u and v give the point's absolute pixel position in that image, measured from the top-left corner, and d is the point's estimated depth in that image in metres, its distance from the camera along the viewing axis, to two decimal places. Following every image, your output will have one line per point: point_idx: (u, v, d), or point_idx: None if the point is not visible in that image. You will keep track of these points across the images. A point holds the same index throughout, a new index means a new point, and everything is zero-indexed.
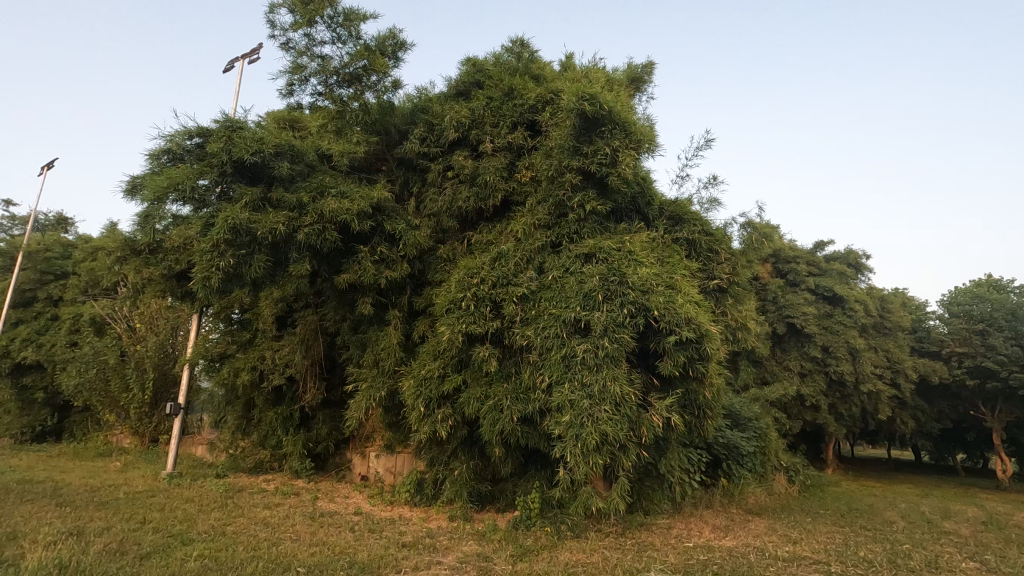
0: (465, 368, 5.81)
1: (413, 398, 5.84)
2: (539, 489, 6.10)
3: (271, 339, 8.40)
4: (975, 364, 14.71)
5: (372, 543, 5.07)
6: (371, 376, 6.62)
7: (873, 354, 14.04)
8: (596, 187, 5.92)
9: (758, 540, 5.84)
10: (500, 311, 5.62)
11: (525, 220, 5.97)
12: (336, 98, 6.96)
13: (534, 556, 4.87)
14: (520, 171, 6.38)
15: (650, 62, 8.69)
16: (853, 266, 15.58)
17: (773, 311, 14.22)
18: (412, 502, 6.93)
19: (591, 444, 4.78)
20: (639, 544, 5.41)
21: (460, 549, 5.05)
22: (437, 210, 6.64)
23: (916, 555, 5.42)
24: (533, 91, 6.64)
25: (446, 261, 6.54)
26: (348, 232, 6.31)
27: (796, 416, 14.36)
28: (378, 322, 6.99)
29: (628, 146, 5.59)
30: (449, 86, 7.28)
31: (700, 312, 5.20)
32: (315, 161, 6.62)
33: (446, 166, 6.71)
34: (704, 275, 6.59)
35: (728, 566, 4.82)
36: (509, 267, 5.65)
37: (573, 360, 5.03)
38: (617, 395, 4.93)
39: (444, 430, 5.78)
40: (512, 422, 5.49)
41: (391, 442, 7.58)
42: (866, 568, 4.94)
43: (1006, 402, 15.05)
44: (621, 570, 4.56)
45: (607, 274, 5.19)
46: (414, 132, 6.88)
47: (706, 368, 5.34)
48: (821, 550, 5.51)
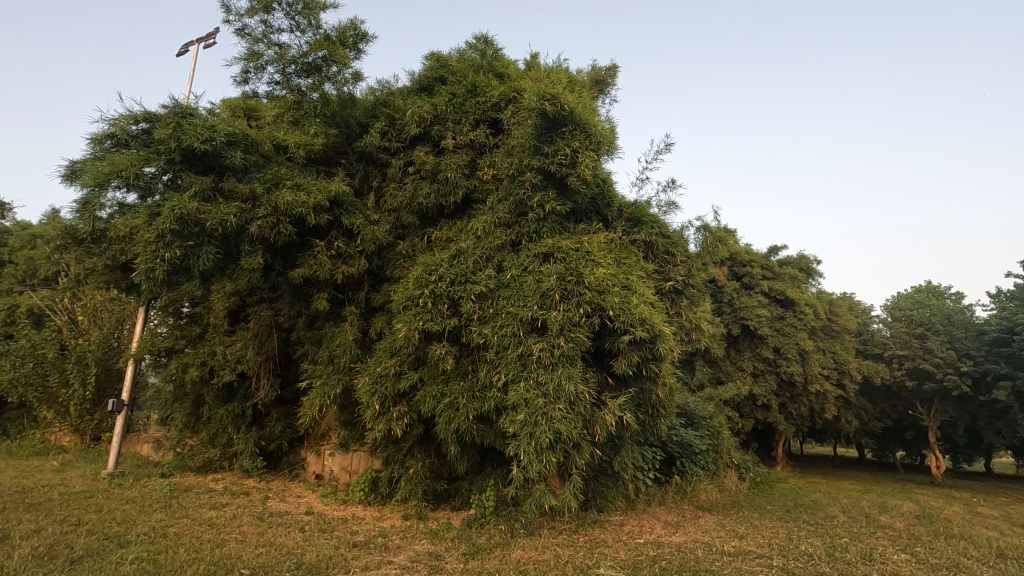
0: (421, 366, 5.75)
1: (368, 395, 5.75)
2: (494, 487, 6.11)
3: (222, 334, 8.13)
4: (914, 366, 15.49)
5: (322, 544, 4.96)
6: (326, 373, 6.49)
7: (821, 355, 14.59)
8: (556, 187, 5.95)
9: (707, 535, 6.00)
10: (458, 308, 5.59)
11: (485, 219, 5.96)
12: (293, 89, 6.74)
13: (486, 555, 4.87)
14: (481, 168, 6.37)
15: (613, 64, 8.81)
16: (804, 271, 16.16)
17: (728, 313, 14.68)
18: (367, 501, 6.84)
19: (544, 443, 4.80)
20: (591, 540, 5.48)
21: (412, 548, 5.00)
22: (397, 206, 6.56)
23: (852, 548, 5.68)
24: (496, 89, 6.64)
25: (405, 257, 6.46)
26: (303, 225, 6.18)
27: (749, 415, 14.81)
28: (334, 318, 6.84)
29: (588, 147, 5.65)
30: (413, 80, 7.20)
31: (654, 313, 5.30)
32: (270, 152, 6.45)
33: (407, 161, 6.62)
34: (661, 276, 6.72)
35: (675, 561, 4.93)
36: (468, 265, 5.63)
37: (529, 359, 5.06)
38: (572, 393, 4.98)
39: (399, 428, 5.73)
40: (467, 420, 5.48)
41: (346, 440, 7.45)
42: (806, 561, 5.14)
43: (941, 402, 15.91)
44: (572, 567, 4.60)
45: (564, 274, 5.23)
46: (375, 126, 6.79)
47: (659, 368, 5.47)
48: (765, 544, 5.71)
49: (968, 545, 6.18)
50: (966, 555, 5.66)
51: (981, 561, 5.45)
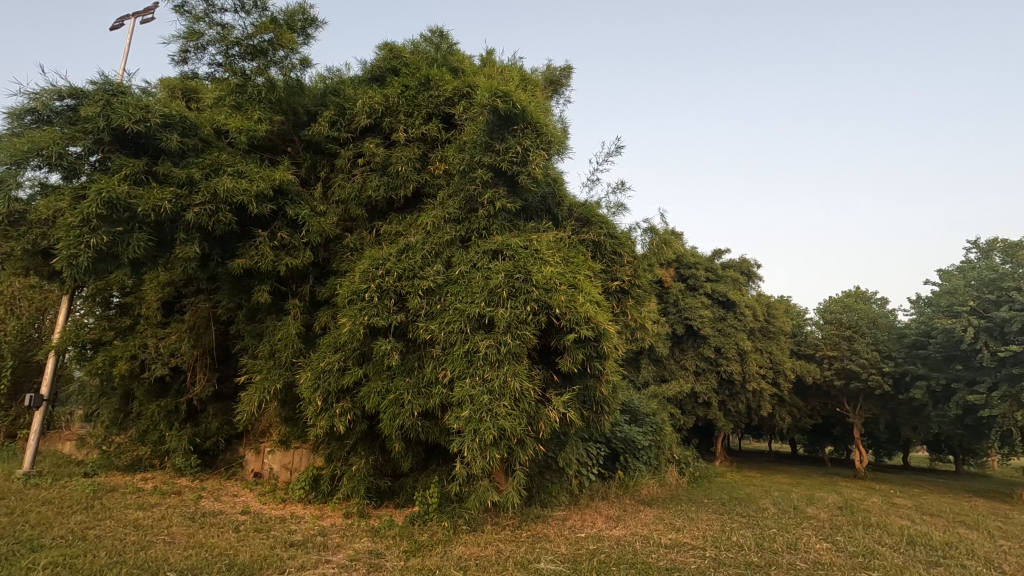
0: (366, 361, 5.65)
1: (310, 391, 5.61)
2: (438, 484, 6.08)
3: (156, 326, 7.74)
4: (842, 366, 16.44)
5: (257, 544, 4.81)
6: (266, 368, 6.28)
7: (759, 355, 15.26)
8: (507, 184, 5.97)
9: (645, 529, 6.18)
10: (405, 304, 5.52)
11: (435, 213, 5.89)
12: (236, 71, 6.49)
13: (428, 551, 4.85)
14: (433, 163, 6.32)
15: (568, 65, 8.90)
16: (745, 274, 16.80)
17: (674, 313, 15.14)
18: (307, 499, 6.67)
19: (488, 440, 4.83)
20: (533, 536, 5.54)
21: (351, 547, 4.91)
22: (345, 197, 6.40)
23: (780, 538, 5.99)
24: (449, 83, 6.59)
25: (352, 250, 6.31)
26: (245, 214, 5.93)
27: (690, 412, 15.33)
28: (276, 311, 6.63)
29: (538, 146, 5.71)
30: (365, 70, 7.04)
31: (599, 312, 5.39)
32: (210, 136, 6.17)
33: (357, 152, 6.47)
34: (608, 276, 6.86)
35: (613, 554, 5.05)
36: (416, 260, 5.57)
37: (476, 355, 5.07)
38: (517, 390, 5.01)
39: (342, 424, 5.60)
40: (412, 417, 5.43)
41: (287, 437, 7.25)
42: (736, 552, 5.38)
43: (866, 400, 16.96)
44: (512, 562, 4.64)
45: (512, 271, 5.25)
46: (323, 115, 6.59)
47: (603, 366, 5.56)
48: (699, 536, 5.94)
49: (882, 533, 6.63)
50: (881, 543, 6.07)
51: (893, 548, 5.85)
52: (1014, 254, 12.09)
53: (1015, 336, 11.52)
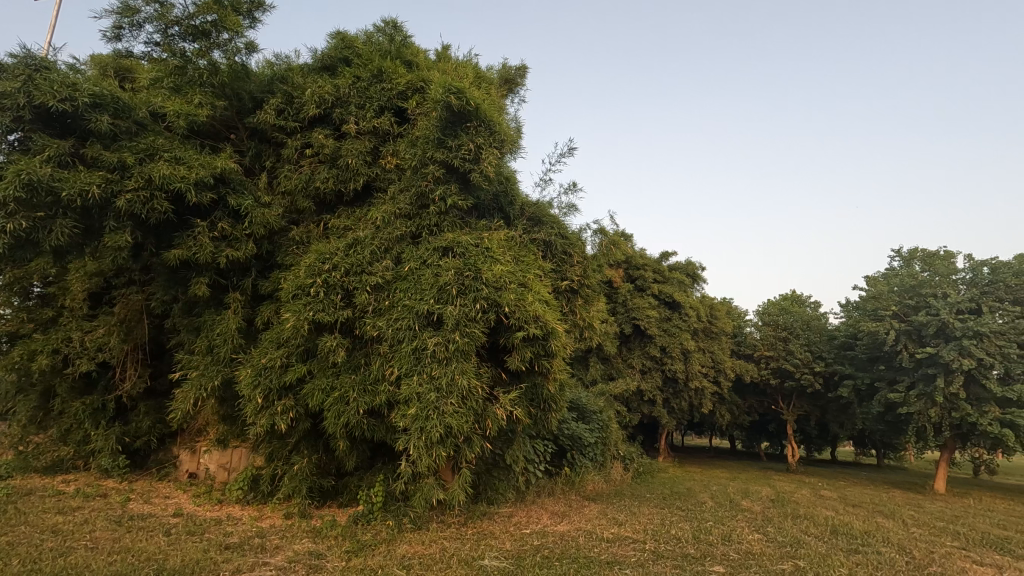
0: (311, 358, 5.50)
1: (250, 388, 5.42)
2: (383, 482, 6.00)
3: (81, 318, 7.26)
4: (778, 366, 17.28)
5: (190, 547, 4.61)
6: (203, 364, 6.02)
7: (701, 355, 15.82)
8: (459, 181, 5.95)
9: (589, 523, 6.32)
10: (352, 299, 5.40)
11: (385, 208, 5.80)
12: (176, 52, 6.16)
13: (371, 551, 4.78)
14: (384, 157, 6.21)
15: (523, 65, 8.95)
16: (690, 276, 17.35)
17: (622, 313, 15.47)
18: (245, 500, 6.44)
19: (434, 437, 4.82)
20: (479, 533, 5.57)
21: (291, 548, 4.78)
22: (291, 188, 6.19)
23: (715, 530, 6.25)
24: (403, 77, 6.51)
25: (298, 244, 6.13)
26: (182, 203, 5.66)
27: (636, 409, 15.73)
28: (215, 305, 6.36)
29: (491, 145, 5.72)
30: (315, 58, 6.84)
31: (548, 311, 5.46)
32: (146, 119, 5.85)
33: (305, 142, 6.27)
34: (558, 275, 6.98)
35: (557, 549, 5.13)
36: (364, 255, 5.47)
37: (424, 353, 5.03)
38: (464, 388, 5.00)
39: (283, 423, 5.44)
40: (357, 415, 5.33)
41: (225, 436, 6.97)
42: (673, 544, 5.58)
43: (799, 398, 18.01)
44: (456, 560, 4.64)
45: (462, 269, 5.24)
46: (269, 103, 6.36)
47: (550, 364, 5.64)
48: (640, 530, 6.12)
49: (809, 524, 7.03)
50: (807, 533, 6.44)
51: (818, 537, 6.22)
52: (932, 262, 13.07)
53: (931, 338, 12.45)
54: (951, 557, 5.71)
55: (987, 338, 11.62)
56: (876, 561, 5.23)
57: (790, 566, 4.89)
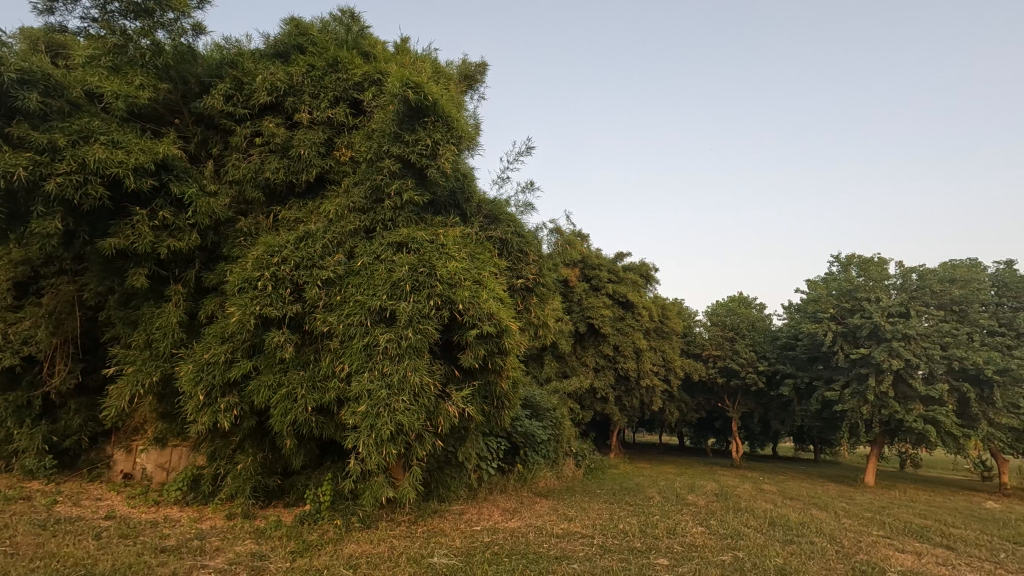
0: (257, 353, 5.32)
1: (190, 385, 5.19)
2: (332, 481, 5.88)
3: (5, 310, 6.76)
4: (724, 364, 17.94)
5: (122, 551, 4.39)
6: (141, 359, 5.73)
7: (653, 354, 16.22)
8: (415, 176, 5.89)
9: (540, 520, 6.39)
10: (302, 294, 5.27)
11: (338, 201, 5.67)
12: (115, 30, 5.81)
13: (316, 551, 4.68)
14: (339, 148, 6.08)
15: (483, 62, 8.93)
16: (644, 277, 17.74)
17: (578, 312, 15.67)
18: (184, 501, 6.18)
19: (384, 435, 4.76)
20: (429, 531, 5.54)
21: (232, 550, 4.63)
22: (239, 178, 5.95)
23: (661, 524, 6.44)
24: (359, 68, 6.39)
25: (245, 236, 5.91)
26: (120, 189, 5.37)
27: (589, 406, 16.01)
28: (155, 297, 6.06)
29: (448, 141, 5.70)
30: (267, 44, 6.61)
31: (502, 308, 5.48)
32: (80, 99, 5.52)
33: (255, 131, 6.05)
34: (513, 273, 7.03)
35: (507, 545, 5.17)
36: (316, 249, 5.33)
37: (375, 349, 4.96)
38: (416, 385, 4.96)
39: (227, 421, 5.25)
40: (305, 412, 5.21)
41: (163, 435, 6.67)
42: (621, 538, 5.71)
43: (744, 396, 18.76)
44: (405, 558, 4.60)
45: (416, 265, 5.19)
46: (217, 88, 6.07)
47: (503, 361, 5.66)
48: (589, 525, 6.23)
49: (749, 516, 7.34)
50: (747, 525, 6.72)
51: (757, 529, 6.50)
52: (867, 268, 13.68)
53: (864, 340, 13.17)
54: (876, 545, 6.07)
55: (914, 340, 12.39)
56: (809, 551, 5.51)
57: (730, 557, 5.09)
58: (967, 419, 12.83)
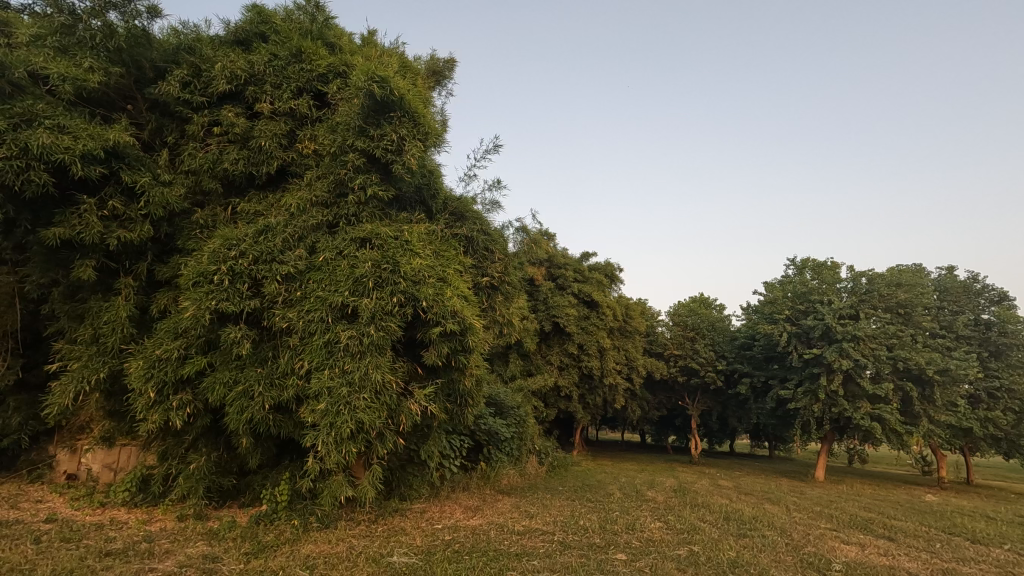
0: (212, 349, 5.16)
1: (141, 382, 4.99)
2: (289, 480, 5.76)
3: None
4: (685, 364, 18.35)
5: (64, 555, 4.20)
6: (87, 354, 5.48)
7: (616, 352, 16.46)
8: (380, 171, 5.81)
9: (501, 517, 6.41)
10: (260, 289, 5.13)
11: (300, 195, 5.54)
12: (63, 9, 5.56)
13: (272, 552, 4.58)
14: (301, 141, 5.96)
15: (452, 58, 8.87)
16: (608, 277, 17.97)
17: (543, 310, 15.78)
18: (132, 503, 5.93)
19: (344, 433, 4.70)
20: (390, 530, 5.50)
21: (183, 552, 4.49)
22: (195, 167, 5.74)
23: (620, 520, 6.55)
24: (324, 59, 6.27)
25: (201, 228, 5.72)
26: (66, 176, 5.11)
27: (553, 404, 16.14)
28: (103, 290, 5.80)
29: (415, 136, 5.65)
30: (227, 30, 6.40)
31: (466, 306, 5.47)
32: (23, 80, 5.26)
33: (213, 120, 5.84)
34: (478, 271, 7.03)
35: (468, 543, 5.17)
36: (276, 243, 5.19)
37: (336, 346, 4.88)
38: (378, 382, 4.91)
39: (179, 419, 5.07)
40: (262, 410, 5.09)
41: (111, 434, 6.42)
42: (581, 534, 5.79)
43: (703, 394, 19.24)
44: (364, 558, 4.54)
45: (380, 261, 5.12)
46: (173, 74, 5.83)
47: (467, 360, 5.65)
48: (550, 522, 6.29)
49: (705, 511, 7.55)
50: (703, 520, 6.91)
51: (712, 524, 6.69)
52: (820, 271, 14.20)
53: (817, 341, 13.69)
54: (823, 538, 6.34)
55: (863, 341, 12.95)
56: (760, 544, 5.71)
57: (685, 552, 5.23)
58: (910, 416, 13.48)
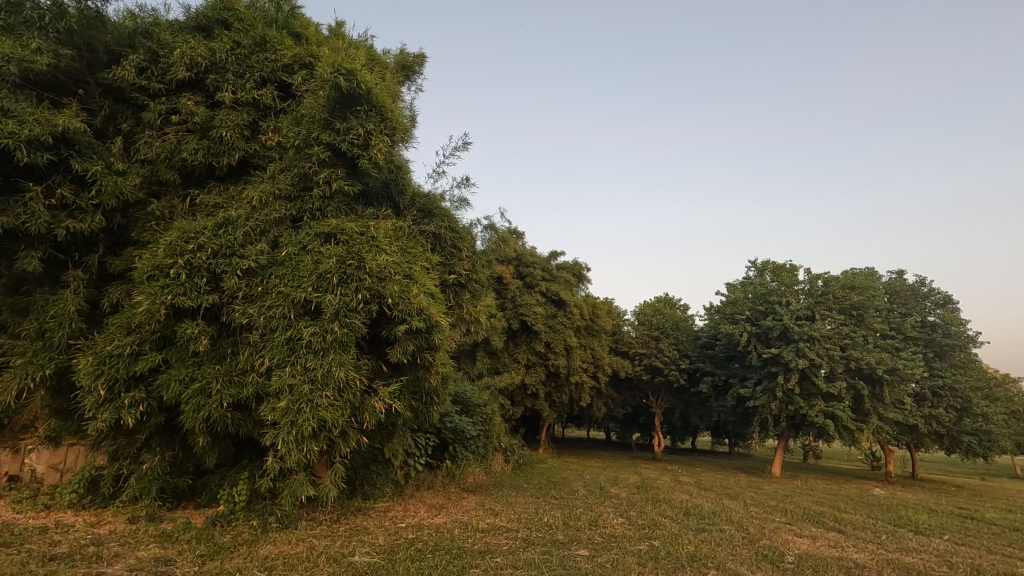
0: (168, 346, 4.99)
1: (90, 379, 4.79)
2: (248, 480, 5.63)
3: None
4: (649, 362, 18.68)
5: (3, 561, 4.00)
6: (31, 350, 5.22)
7: (583, 351, 16.63)
8: (346, 165, 5.72)
9: (466, 515, 6.40)
10: (219, 284, 4.99)
11: (263, 187, 5.40)
12: None
13: (229, 554, 4.46)
14: (265, 132, 5.82)
15: (421, 53, 8.79)
16: (576, 276, 18.14)
17: (511, 308, 15.83)
18: (79, 505, 5.68)
19: (306, 431, 4.62)
20: (352, 529, 5.43)
21: (133, 555, 4.33)
22: (151, 157, 5.53)
23: (584, 516, 6.63)
24: (290, 49, 6.13)
25: (157, 219, 5.53)
26: (10, 162, 4.85)
27: (519, 402, 16.20)
28: (50, 283, 5.53)
29: (382, 131, 5.58)
30: (187, 16, 6.19)
31: (433, 303, 5.43)
32: None
33: (171, 107, 5.63)
34: (445, 268, 7.01)
35: (431, 541, 5.15)
36: (237, 236, 5.05)
37: (298, 343, 4.78)
38: (341, 380, 4.83)
39: (131, 418, 4.89)
40: (220, 408, 4.96)
41: (57, 433, 6.13)
42: (545, 531, 5.84)
43: (667, 392, 19.62)
44: (325, 558, 4.47)
45: (345, 257, 5.03)
46: (128, 58, 5.59)
47: (433, 357, 5.62)
48: (515, 519, 6.32)
49: (666, 507, 7.72)
50: (664, 515, 7.06)
51: (673, 519, 6.84)
52: (779, 274, 14.66)
53: (776, 341, 14.15)
54: (778, 531, 6.56)
55: (819, 341, 13.43)
56: (718, 538, 5.87)
57: (646, 547, 5.33)
58: (861, 414, 14.05)
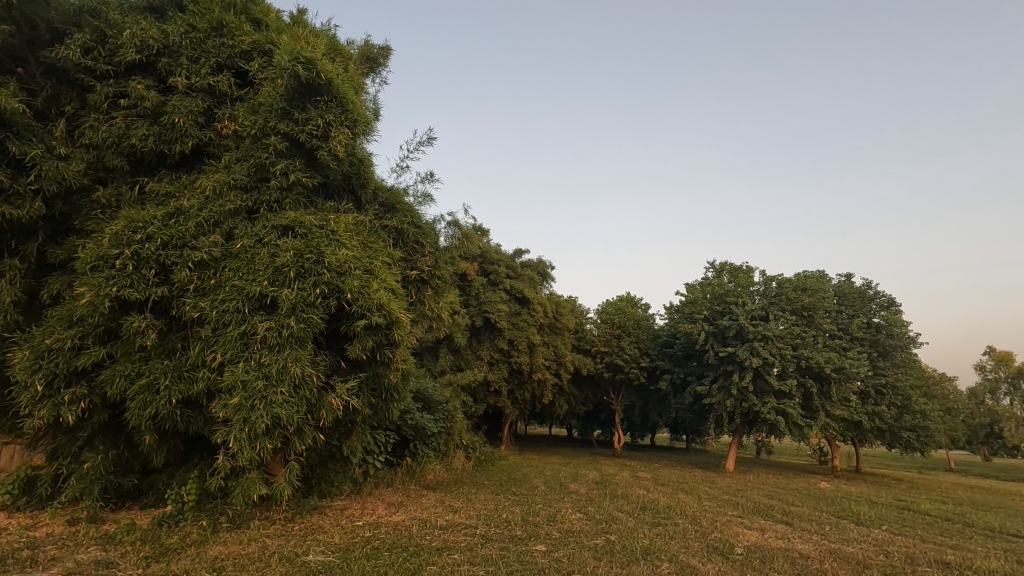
0: (113, 340, 4.78)
1: (27, 374, 4.53)
2: (198, 479, 5.46)
3: None
4: (610, 360, 18.99)
5: None
6: None
7: (546, 348, 16.74)
8: (305, 157, 5.60)
9: (425, 512, 6.37)
10: (169, 276, 4.80)
11: (217, 177, 5.23)
12: None
13: (175, 555, 4.31)
14: (220, 120, 5.62)
15: (387, 45, 8.66)
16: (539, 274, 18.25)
17: (474, 306, 15.83)
18: (14, 507, 5.38)
19: (259, 429, 4.50)
20: (307, 528, 5.32)
21: (72, 558, 4.13)
22: (97, 141, 5.26)
23: (542, 512, 6.69)
24: (248, 35, 5.95)
25: (103, 208, 5.28)
26: None
27: (482, 399, 16.19)
28: None
29: (342, 123, 5.47)
30: None
31: (393, 299, 5.37)
32: None
33: (119, 91, 5.38)
34: (407, 264, 6.94)
35: (388, 539, 5.09)
36: (188, 227, 4.87)
37: (252, 338, 4.66)
38: (297, 376, 4.72)
39: (71, 415, 4.66)
40: (168, 405, 4.79)
41: None
42: (503, 527, 5.86)
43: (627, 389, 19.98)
44: (277, 558, 4.38)
45: (303, 251, 4.91)
46: (73, 38, 5.30)
47: (392, 354, 5.56)
48: (474, 516, 6.33)
49: (623, 502, 7.86)
50: (621, 510, 7.20)
51: (630, 513, 6.99)
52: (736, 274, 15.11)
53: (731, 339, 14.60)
54: (729, 524, 6.77)
55: (772, 341, 13.92)
56: (672, 532, 6.02)
57: (603, 541, 5.42)
58: (810, 410, 14.62)
